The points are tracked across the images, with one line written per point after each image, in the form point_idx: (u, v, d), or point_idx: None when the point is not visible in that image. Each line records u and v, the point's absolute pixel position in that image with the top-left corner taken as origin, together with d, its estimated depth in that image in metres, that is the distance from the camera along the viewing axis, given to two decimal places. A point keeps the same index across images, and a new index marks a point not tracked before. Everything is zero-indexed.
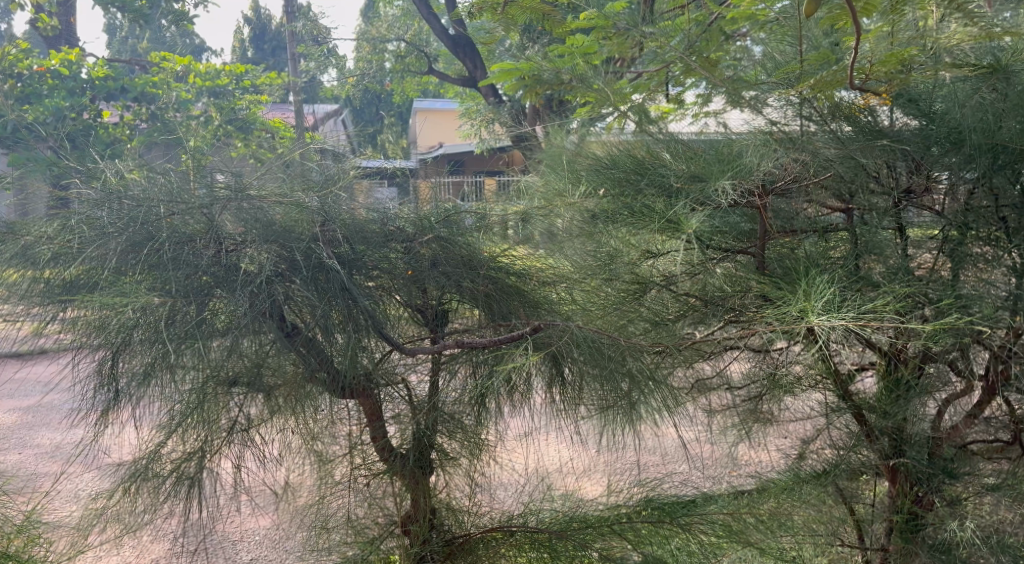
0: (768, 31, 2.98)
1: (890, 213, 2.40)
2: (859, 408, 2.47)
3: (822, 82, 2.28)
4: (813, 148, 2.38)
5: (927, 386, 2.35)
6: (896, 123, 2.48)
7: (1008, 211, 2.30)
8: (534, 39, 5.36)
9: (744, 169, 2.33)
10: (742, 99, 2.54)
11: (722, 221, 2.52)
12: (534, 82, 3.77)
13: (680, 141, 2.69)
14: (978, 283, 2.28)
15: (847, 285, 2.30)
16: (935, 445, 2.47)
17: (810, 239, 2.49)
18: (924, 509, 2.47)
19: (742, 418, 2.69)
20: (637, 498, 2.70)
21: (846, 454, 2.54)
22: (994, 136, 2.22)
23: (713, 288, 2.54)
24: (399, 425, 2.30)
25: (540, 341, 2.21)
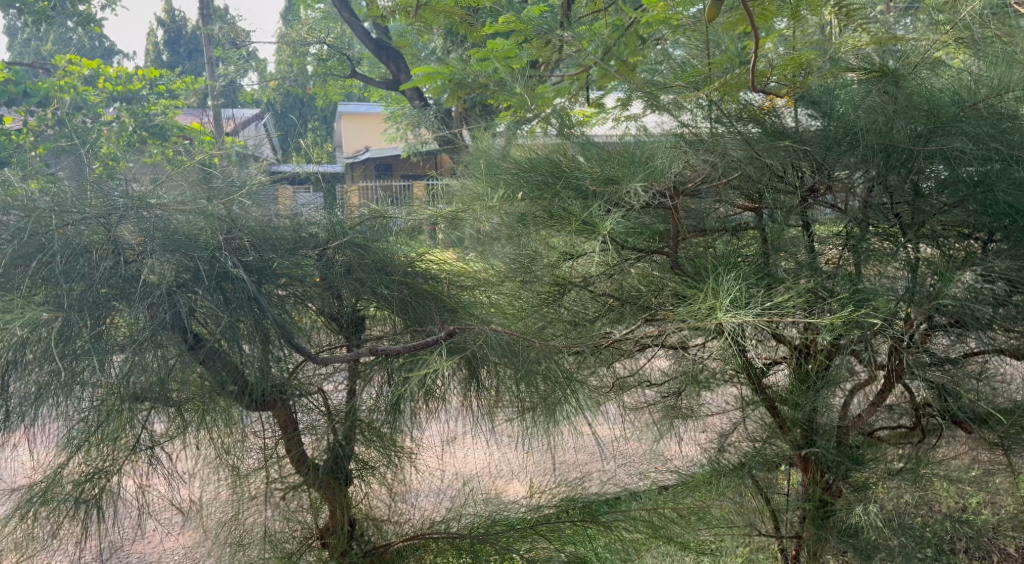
0: (682, 34, 2.82)
1: (796, 211, 2.48)
2: (772, 401, 2.58)
3: (727, 85, 2.34)
4: (723, 149, 2.43)
5: (836, 377, 2.40)
6: (800, 124, 2.56)
7: (903, 208, 2.41)
8: (455, 43, 5.32)
9: (655, 170, 2.41)
10: (660, 105, 2.56)
11: (636, 221, 2.54)
12: (456, 84, 3.71)
13: (597, 144, 2.73)
14: (877, 279, 2.38)
15: (755, 281, 2.40)
16: (843, 433, 2.57)
17: (723, 237, 2.60)
18: (833, 496, 2.60)
19: (664, 414, 2.73)
20: (560, 498, 2.66)
21: (762, 445, 2.64)
22: (887, 136, 2.33)
23: (629, 286, 2.62)
24: (313, 436, 2.27)
25: (455, 346, 2.22)
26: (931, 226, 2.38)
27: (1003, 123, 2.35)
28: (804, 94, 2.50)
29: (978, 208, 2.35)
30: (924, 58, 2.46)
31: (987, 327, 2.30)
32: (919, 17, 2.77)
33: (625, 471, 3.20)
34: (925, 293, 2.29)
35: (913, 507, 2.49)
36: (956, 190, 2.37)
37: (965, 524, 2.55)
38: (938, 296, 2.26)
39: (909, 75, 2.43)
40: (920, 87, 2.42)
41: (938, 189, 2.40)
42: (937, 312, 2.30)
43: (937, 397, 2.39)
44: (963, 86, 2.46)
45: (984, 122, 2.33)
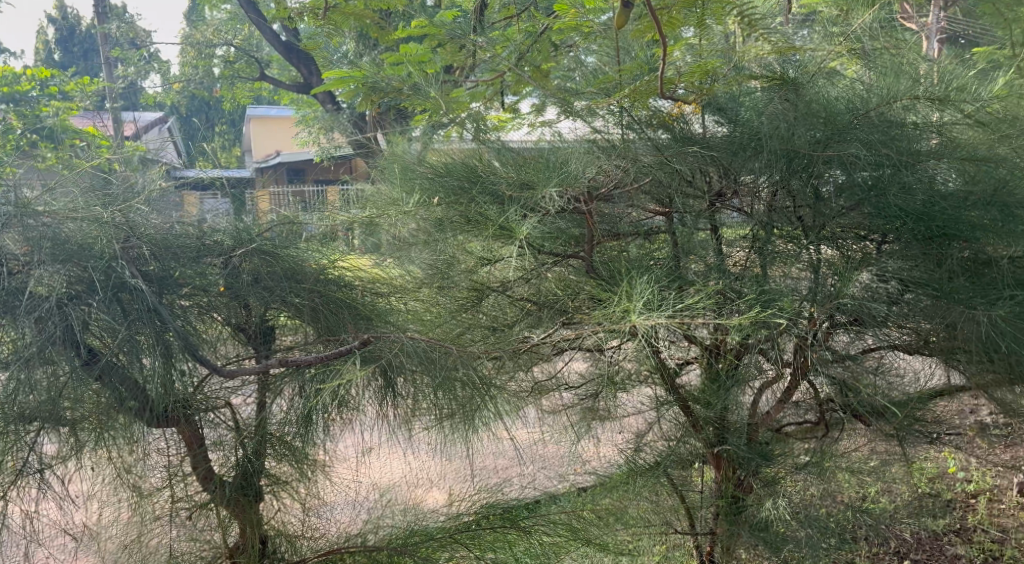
0: (593, 41, 2.87)
1: (704, 214, 2.57)
2: (685, 400, 2.63)
3: (636, 91, 2.39)
4: (634, 155, 2.52)
5: (744, 376, 2.48)
6: (707, 130, 2.64)
7: (805, 211, 2.50)
8: (368, 46, 5.27)
9: (570, 175, 2.41)
10: (574, 110, 2.61)
11: (552, 226, 2.58)
12: (369, 89, 3.64)
13: (512, 149, 2.76)
14: (782, 278, 2.46)
15: (667, 284, 2.46)
16: (753, 430, 2.66)
17: (636, 241, 2.68)
18: (744, 492, 2.69)
19: (582, 416, 2.76)
20: (478, 505, 2.66)
21: (675, 444, 2.70)
22: (789, 142, 2.42)
23: (547, 291, 2.65)
24: (221, 452, 2.19)
25: (370, 355, 2.21)
26: (830, 228, 2.48)
27: (893, 131, 2.46)
28: (711, 101, 2.58)
29: (873, 211, 2.45)
30: (821, 68, 2.56)
31: (882, 324, 2.41)
32: (814, 29, 2.90)
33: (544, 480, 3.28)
34: (826, 293, 2.38)
35: (819, 499, 2.59)
36: (853, 193, 2.47)
37: (864, 513, 2.68)
38: (838, 296, 2.34)
39: (807, 84, 2.52)
40: (818, 95, 2.52)
41: (836, 192, 2.49)
42: (839, 311, 2.37)
43: (839, 393, 2.47)
44: (856, 95, 2.57)
45: (875, 129, 2.44)
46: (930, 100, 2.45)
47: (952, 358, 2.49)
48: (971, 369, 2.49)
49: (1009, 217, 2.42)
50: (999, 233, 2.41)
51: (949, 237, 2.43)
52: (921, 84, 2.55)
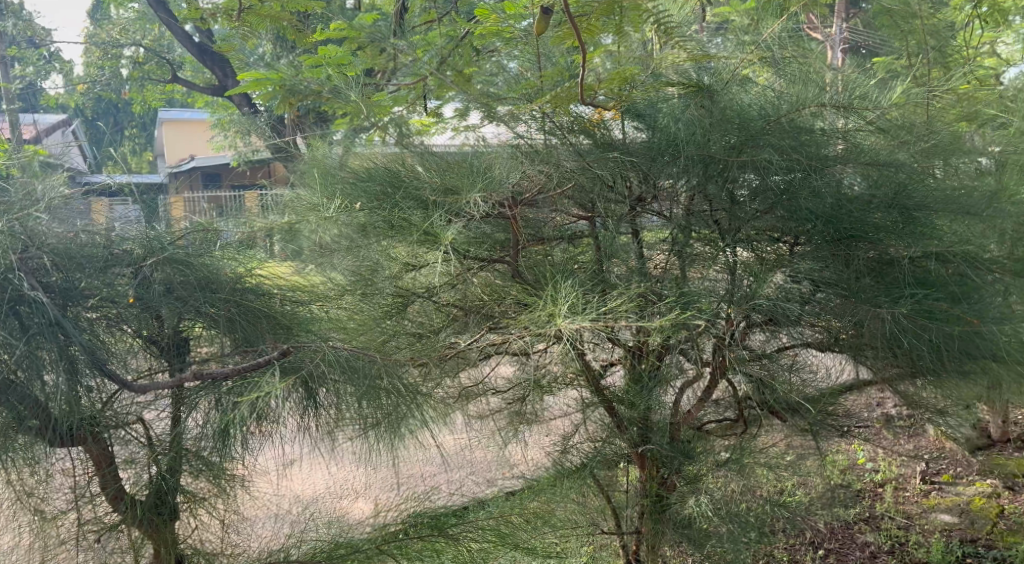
0: (515, 47, 2.87)
1: (625, 219, 2.62)
2: (610, 401, 2.67)
3: (558, 98, 2.42)
4: (556, 161, 2.56)
5: (667, 376, 2.52)
6: (627, 136, 2.69)
7: (722, 215, 2.59)
8: (285, 49, 5.16)
9: (494, 181, 2.44)
10: (497, 115, 2.67)
11: (477, 231, 2.62)
12: (287, 91, 3.56)
13: (435, 153, 2.75)
14: (701, 281, 2.53)
15: (591, 287, 2.49)
16: (676, 429, 2.71)
17: (560, 245, 2.72)
18: (668, 490, 2.73)
19: (509, 421, 2.73)
20: (404, 515, 2.64)
21: (601, 445, 2.72)
22: (705, 148, 2.49)
23: (473, 296, 2.63)
24: (133, 470, 2.10)
25: (290, 366, 2.18)
26: (745, 231, 2.57)
27: (802, 137, 2.55)
28: (630, 107, 2.59)
29: (785, 215, 2.54)
30: (734, 75, 2.65)
31: (795, 323, 2.50)
32: (727, 38, 2.99)
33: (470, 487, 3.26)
34: (742, 293, 2.46)
35: (739, 494, 2.64)
36: (766, 197, 2.56)
37: (783, 507, 2.77)
38: (755, 296, 2.42)
39: (722, 91, 2.60)
40: (732, 102, 2.59)
41: (751, 197, 2.57)
42: (754, 311, 2.46)
43: (755, 390, 2.58)
44: (769, 102, 2.64)
45: (786, 136, 2.53)
46: (835, 107, 2.56)
47: (860, 355, 2.58)
48: (877, 364, 2.59)
49: (910, 219, 2.54)
50: (901, 233, 2.53)
51: (856, 239, 2.53)
52: (827, 92, 2.67)
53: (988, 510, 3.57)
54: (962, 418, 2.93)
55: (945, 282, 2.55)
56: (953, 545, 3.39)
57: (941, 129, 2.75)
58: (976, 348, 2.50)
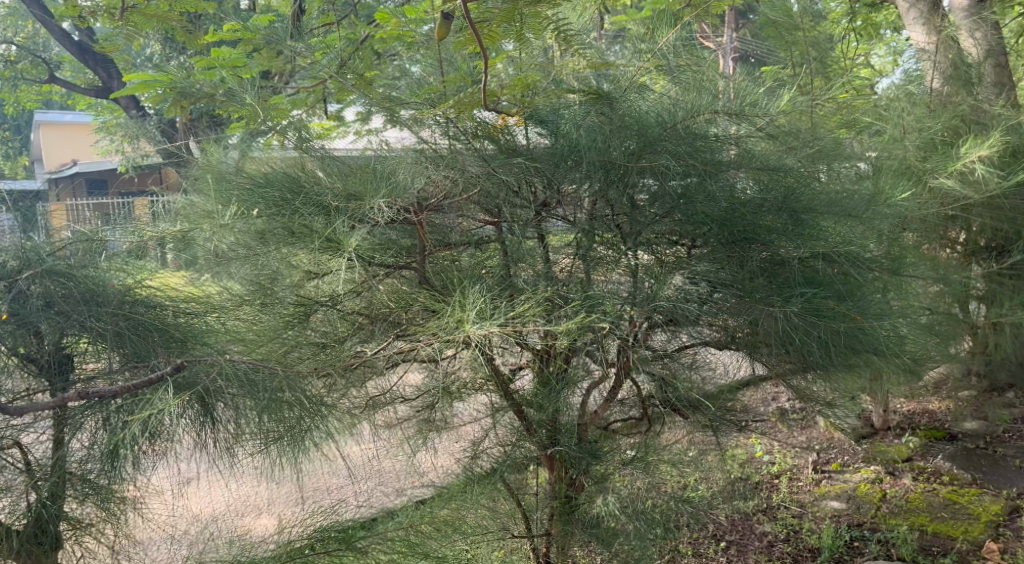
0: (418, 51, 2.86)
1: (531, 223, 2.64)
2: (519, 405, 2.68)
3: (461, 103, 2.39)
4: (461, 166, 2.53)
5: (574, 377, 2.60)
6: (530, 141, 2.71)
7: (624, 220, 2.63)
8: (175, 50, 4.97)
9: (399, 188, 2.43)
10: (399, 118, 2.66)
11: (382, 236, 2.54)
12: (178, 94, 3.42)
13: (336, 157, 2.70)
14: (605, 284, 2.59)
15: (499, 293, 2.50)
16: (583, 429, 2.75)
17: (468, 250, 2.68)
18: (576, 490, 2.80)
19: (418, 429, 2.72)
20: (309, 529, 2.58)
21: (511, 449, 2.71)
22: (607, 154, 2.54)
23: (379, 303, 2.58)
24: (10, 498, 2.11)
25: (184, 381, 2.14)
26: (645, 235, 2.63)
27: (698, 142, 2.64)
28: (534, 114, 2.63)
29: (682, 218, 2.62)
30: (633, 83, 2.73)
31: (694, 323, 2.59)
32: (625, 46, 3.07)
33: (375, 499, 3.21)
34: (644, 295, 2.54)
35: (644, 491, 2.75)
36: (665, 201, 2.62)
37: (686, 502, 2.88)
38: (655, 296, 2.51)
39: (621, 98, 2.66)
40: (631, 109, 2.65)
41: (650, 201, 2.64)
42: (655, 312, 2.54)
43: (658, 389, 2.62)
44: (665, 109, 2.73)
45: (683, 142, 2.62)
46: (728, 114, 2.67)
47: (755, 352, 2.68)
48: (772, 360, 2.70)
49: (798, 221, 2.67)
50: (790, 235, 2.65)
51: (750, 240, 2.65)
52: (719, 100, 2.78)
53: (873, 495, 3.82)
54: (848, 409, 3.11)
55: (831, 281, 2.69)
56: (842, 530, 3.58)
57: (823, 136, 2.95)
58: (861, 343, 2.64)
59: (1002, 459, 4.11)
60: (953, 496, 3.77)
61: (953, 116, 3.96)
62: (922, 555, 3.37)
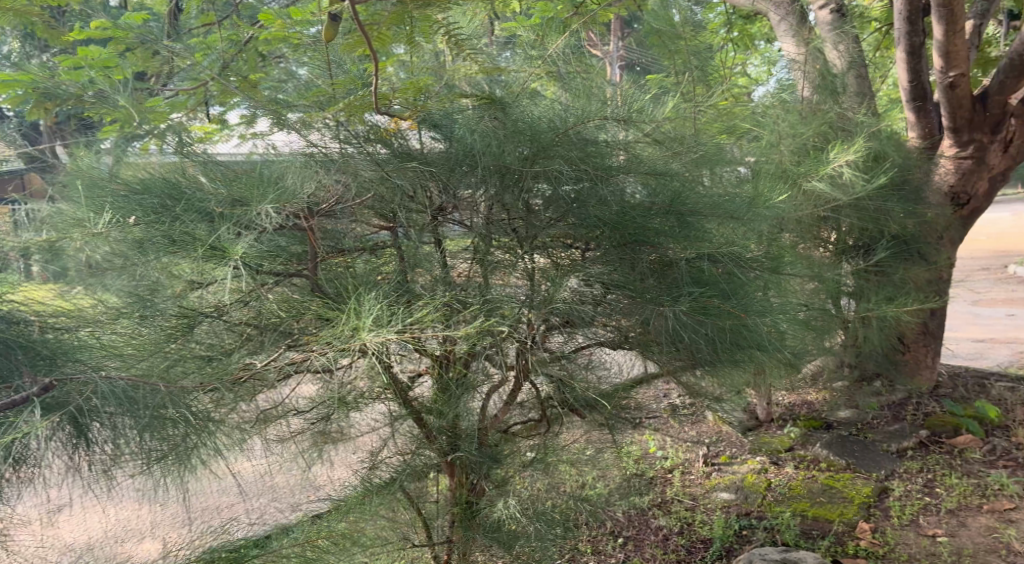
0: (304, 52, 2.79)
1: (428, 228, 2.64)
2: (418, 413, 2.63)
3: (352, 105, 2.35)
4: (353, 169, 2.51)
5: (473, 382, 2.60)
6: (424, 145, 2.67)
7: (519, 223, 2.65)
8: (38, 48, 4.63)
9: (288, 192, 2.36)
10: (286, 121, 2.56)
11: (270, 243, 2.47)
12: (41, 94, 3.19)
13: (220, 162, 2.58)
14: (503, 288, 2.62)
15: (395, 299, 2.45)
16: (484, 434, 2.73)
17: (362, 257, 2.64)
18: (477, 495, 2.79)
19: (313, 442, 2.61)
20: (198, 551, 2.50)
21: (410, 458, 2.70)
22: (501, 159, 2.56)
23: (269, 312, 2.47)
24: None
25: (53, 403, 2.02)
26: (541, 238, 2.67)
27: (589, 148, 2.70)
28: (427, 117, 2.59)
29: (576, 222, 2.67)
30: (524, 89, 2.77)
31: (589, 325, 2.67)
32: (516, 52, 3.09)
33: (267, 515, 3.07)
34: (541, 298, 2.58)
35: (544, 492, 2.85)
36: (559, 206, 2.66)
37: (584, 500, 2.97)
38: (552, 300, 2.56)
39: (513, 104, 2.70)
40: (523, 115, 2.69)
41: (545, 205, 2.67)
42: (553, 314, 2.59)
43: (557, 390, 2.67)
44: (556, 115, 2.77)
45: (575, 147, 2.67)
46: (616, 120, 2.74)
47: (648, 350, 2.77)
48: (663, 358, 2.79)
49: (685, 224, 2.75)
50: (678, 237, 2.75)
51: (641, 242, 2.71)
52: (608, 107, 2.87)
53: (759, 485, 3.96)
54: (734, 403, 3.25)
55: (716, 281, 2.78)
56: (731, 520, 3.74)
57: (705, 140, 3.06)
58: (744, 339, 2.77)
59: (872, 444, 4.41)
60: (830, 481, 4.01)
61: (821, 123, 4.22)
62: (803, 539, 3.56)
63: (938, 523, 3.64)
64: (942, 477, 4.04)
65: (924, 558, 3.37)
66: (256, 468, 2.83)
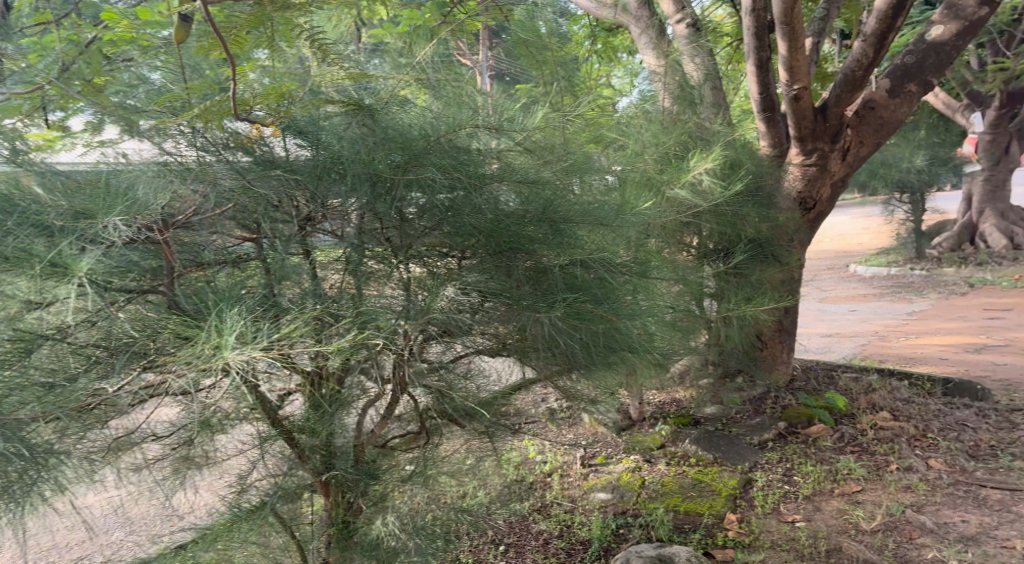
0: (155, 56, 2.63)
1: (295, 238, 2.51)
2: (289, 432, 2.50)
3: (208, 111, 2.23)
4: (212, 178, 2.43)
5: (347, 398, 2.53)
6: (290, 153, 2.57)
7: (393, 232, 2.61)
8: None
9: (139, 203, 2.26)
10: (137, 128, 2.47)
11: (119, 257, 2.29)
12: None
13: (59, 172, 2.40)
14: (377, 298, 2.55)
15: (261, 315, 2.32)
16: (360, 450, 2.68)
17: (224, 270, 2.47)
18: (354, 513, 2.69)
19: (173, 468, 2.43)
20: None
21: (282, 479, 2.59)
22: (371, 166, 2.52)
23: (119, 333, 2.29)
24: None
25: None
26: (416, 248, 2.64)
27: (462, 156, 2.68)
28: (290, 123, 2.51)
29: (451, 230, 2.65)
30: (393, 96, 2.72)
31: (467, 333, 2.64)
32: (384, 60, 3.05)
33: (120, 551, 2.90)
34: (417, 308, 2.52)
35: (424, 506, 2.73)
36: (433, 214, 2.64)
37: (465, 511, 2.93)
38: (428, 310, 2.52)
39: (382, 110, 2.66)
40: (393, 122, 2.66)
41: (419, 214, 2.64)
42: (430, 324, 2.53)
43: (435, 401, 2.64)
44: (427, 123, 2.74)
45: (446, 155, 2.64)
46: (487, 128, 2.75)
47: (525, 356, 2.81)
48: (541, 363, 2.84)
49: (558, 231, 2.79)
50: (551, 244, 2.78)
51: (515, 250, 2.73)
52: (479, 114, 2.88)
53: (633, 483, 4.10)
54: (608, 404, 3.32)
55: (589, 286, 2.83)
56: (608, 520, 3.83)
57: (574, 150, 3.13)
58: (616, 342, 2.88)
59: (736, 438, 4.65)
60: (699, 476, 4.18)
61: (681, 132, 4.47)
62: (676, 534, 3.70)
63: (796, 509, 3.88)
64: (799, 465, 4.32)
65: (785, 543, 3.57)
66: (108, 498, 2.72)
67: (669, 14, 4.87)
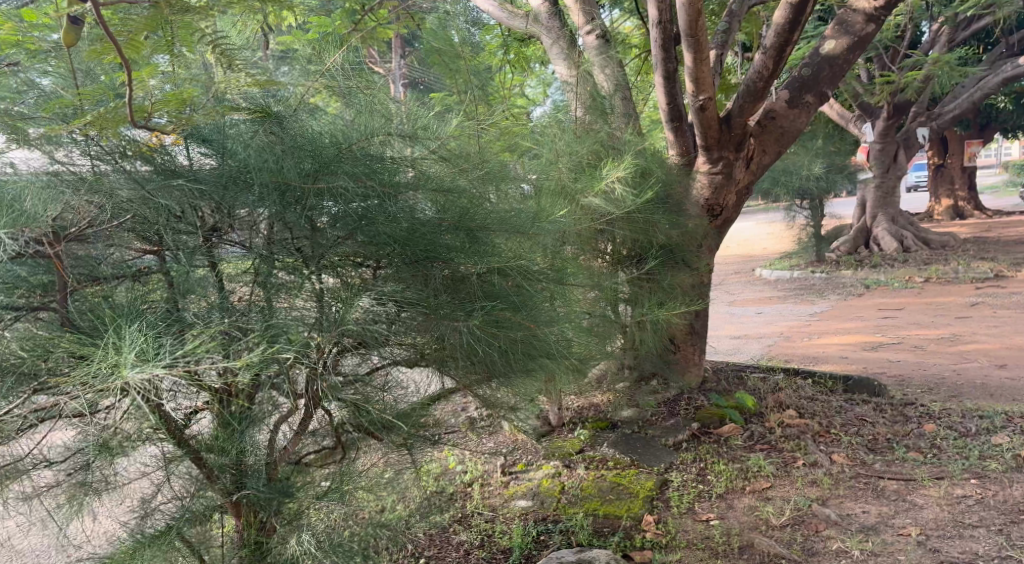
0: (43, 60, 2.49)
1: (200, 250, 2.42)
2: (196, 452, 2.40)
3: (102, 118, 2.12)
4: (108, 189, 2.31)
5: (258, 415, 2.45)
6: (194, 162, 2.48)
7: (304, 243, 2.54)
8: None
9: (27, 216, 2.21)
10: (25, 135, 2.37)
11: (5, 274, 2.22)
12: None
13: None
14: (289, 309, 2.49)
15: (164, 330, 2.21)
16: (273, 468, 2.59)
17: (123, 285, 2.37)
18: (267, 533, 2.59)
19: (68, 495, 2.31)
20: None
21: (189, 500, 2.50)
22: (280, 174, 2.43)
23: (8, 353, 2.19)
24: None
25: None
26: (329, 258, 2.56)
27: (375, 164, 2.62)
28: (192, 131, 2.42)
29: (366, 239, 2.58)
30: (302, 103, 2.67)
31: (383, 343, 2.58)
32: (292, 68, 2.98)
33: None
34: (331, 319, 2.46)
35: (341, 522, 2.69)
36: (346, 223, 2.57)
37: (384, 527, 2.90)
38: (342, 321, 2.44)
39: (290, 117, 2.58)
40: (303, 129, 2.57)
41: (331, 223, 2.57)
42: (344, 336, 2.46)
43: (352, 414, 2.55)
44: (339, 130, 2.69)
45: (359, 162, 2.57)
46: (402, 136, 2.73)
47: (444, 366, 2.82)
48: (459, 373, 2.85)
49: (474, 239, 2.78)
50: (467, 252, 2.76)
51: (432, 258, 2.69)
52: (392, 123, 2.85)
53: (554, 489, 4.12)
54: (527, 411, 3.34)
55: (506, 294, 2.83)
56: (529, 527, 3.85)
57: (488, 159, 3.13)
58: (534, 349, 2.88)
59: (653, 440, 4.73)
60: (617, 478, 4.21)
61: (594, 142, 4.54)
62: (595, 538, 3.74)
63: (710, 508, 3.99)
64: (712, 464, 4.44)
65: (700, 542, 3.66)
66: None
67: (579, 25, 4.97)
